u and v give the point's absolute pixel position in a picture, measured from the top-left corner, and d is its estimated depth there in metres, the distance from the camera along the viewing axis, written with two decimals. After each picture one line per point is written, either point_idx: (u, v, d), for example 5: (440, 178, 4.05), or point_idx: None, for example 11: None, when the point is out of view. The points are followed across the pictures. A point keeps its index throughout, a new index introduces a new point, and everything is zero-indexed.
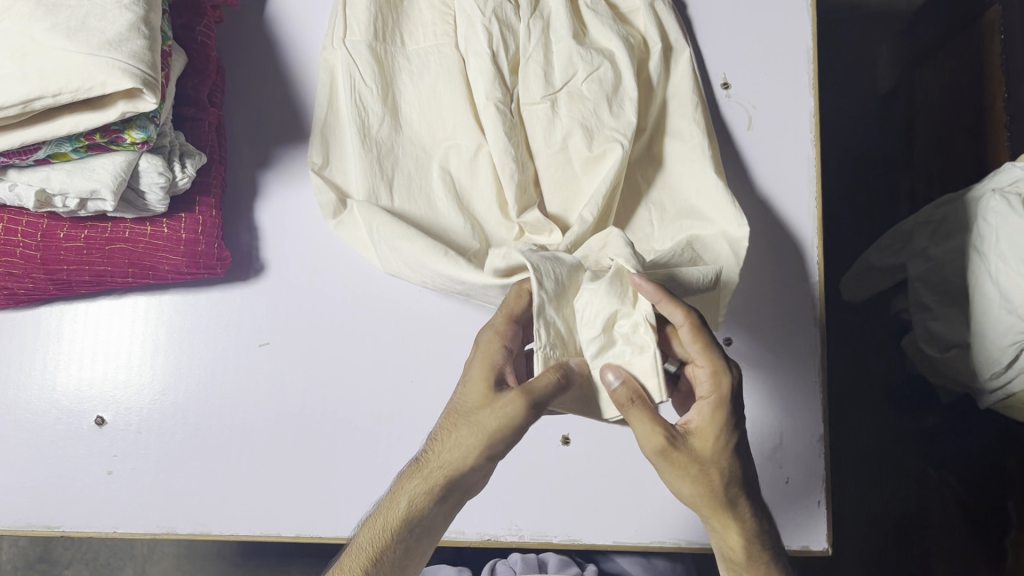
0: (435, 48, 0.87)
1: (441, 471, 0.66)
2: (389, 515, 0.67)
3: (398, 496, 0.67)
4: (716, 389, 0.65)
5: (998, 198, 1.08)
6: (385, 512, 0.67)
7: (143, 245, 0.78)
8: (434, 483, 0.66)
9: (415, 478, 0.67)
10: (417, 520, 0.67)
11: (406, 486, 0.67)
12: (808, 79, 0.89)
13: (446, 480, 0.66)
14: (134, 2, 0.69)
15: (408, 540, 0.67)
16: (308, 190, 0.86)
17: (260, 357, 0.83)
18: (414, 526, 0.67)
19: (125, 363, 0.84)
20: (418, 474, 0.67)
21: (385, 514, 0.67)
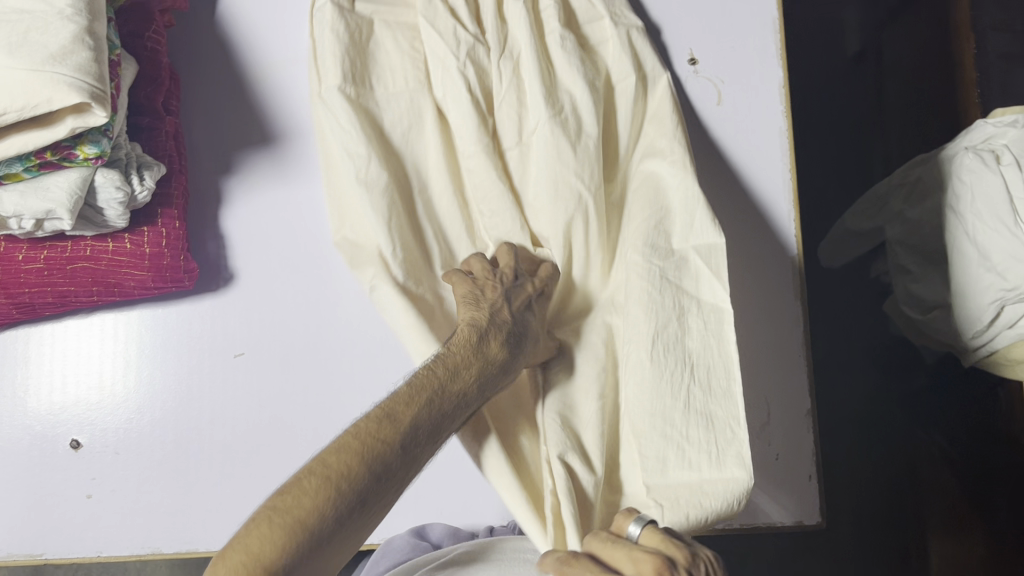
0: (411, 75, 0.82)
1: (443, 368, 0.58)
2: (433, 378, 0.57)
3: (450, 369, 0.58)
4: None
5: (972, 156, 1.08)
6: (437, 375, 0.57)
7: (106, 262, 0.76)
8: (433, 381, 0.57)
9: (463, 355, 0.60)
10: (418, 418, 0.54)
11: (452, 360, 0.59)
12: (775, 49, 0.88)
13: (447, 378, 0.57)
14: (78, 13, 0.67)
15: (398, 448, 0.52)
16: (273, 194, 0.84)
17: (235, 368, 0.81)
18: (413, 427, 0.53)
19: (96, 384, 0.82)
20: (460, 353, 0.60)
21: (435, 375, 0.57)
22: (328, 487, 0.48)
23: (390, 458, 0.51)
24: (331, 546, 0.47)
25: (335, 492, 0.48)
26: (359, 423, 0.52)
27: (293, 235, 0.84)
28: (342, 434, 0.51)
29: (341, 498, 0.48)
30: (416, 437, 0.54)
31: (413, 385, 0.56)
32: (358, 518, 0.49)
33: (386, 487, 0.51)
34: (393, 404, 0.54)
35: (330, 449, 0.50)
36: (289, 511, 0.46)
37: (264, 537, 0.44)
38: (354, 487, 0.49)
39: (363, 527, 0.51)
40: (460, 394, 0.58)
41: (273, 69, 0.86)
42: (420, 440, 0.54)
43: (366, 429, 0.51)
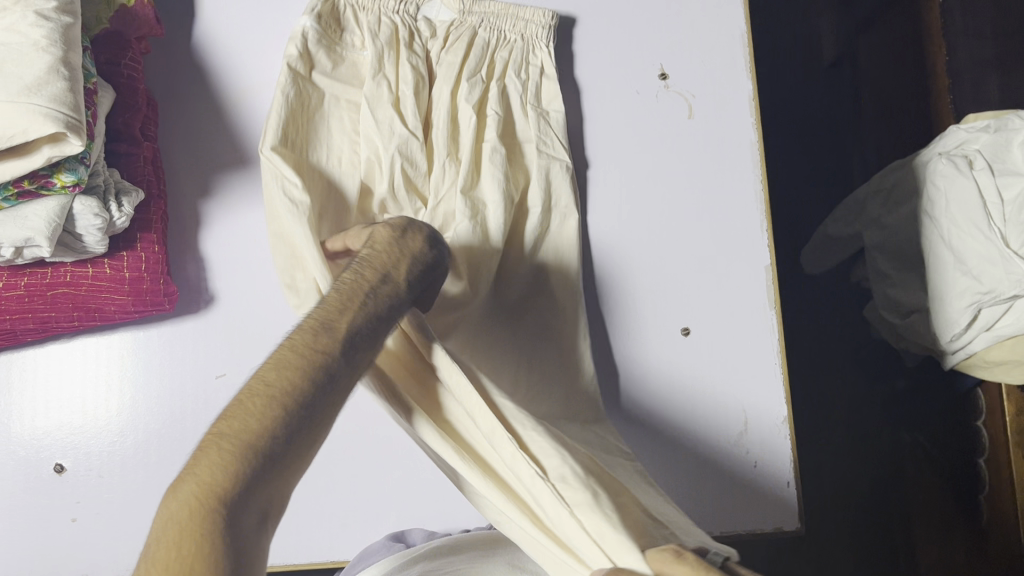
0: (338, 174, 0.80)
1: (369, 269, 0.62)
2: (362, 282, 0.60)
3: (377, 272, 0.62)
4: None
5: (946, 161, 1.09)
6: (365, 279, 0.61)
7: (86, 287, 0.77)
8: (359, 282, 0.60)
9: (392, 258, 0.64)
10: (350, 323, 0.57)
11: (378, 262, 0.63)
12: (744, 63, 0.90)
13: (373, 274, 0.61)
14: (53, 43, 0.68)
15: (334, 355, 0.55)
16: (253, 216, 0.85)
17: (217, 390, 0.82)
18: (349, 334, 0.57)
19: (79, 408, 0.83)
20: (386, 256, 0.64)
21: (362, 279, 0.61)
22: (272, 400, 0.51)
23: (332, 362, 0.55)
24: (290, 453, 0.51)
25: (279, 404, 0.51)
26: (292, 339, 0.55)
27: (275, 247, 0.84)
28: (277, 354, 0.54)
29: (289, 403, 0.51)
30: (354, 334, 0.57)
31: (342, 291, 0.59)
32: (310, 427, 0.52)
33: (334, 384, 0.54)
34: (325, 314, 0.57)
35: (270, 369, 0.53)
36: (238, 431, 0.49)
37: (212, 470, 0.46)
38: (299, 392, 0.52)
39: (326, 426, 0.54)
40: (393, 291, 0.62)
41: (249, 93, 0.87)
42: (359, 336, 0.57)
43: (300, 343, 0.55)
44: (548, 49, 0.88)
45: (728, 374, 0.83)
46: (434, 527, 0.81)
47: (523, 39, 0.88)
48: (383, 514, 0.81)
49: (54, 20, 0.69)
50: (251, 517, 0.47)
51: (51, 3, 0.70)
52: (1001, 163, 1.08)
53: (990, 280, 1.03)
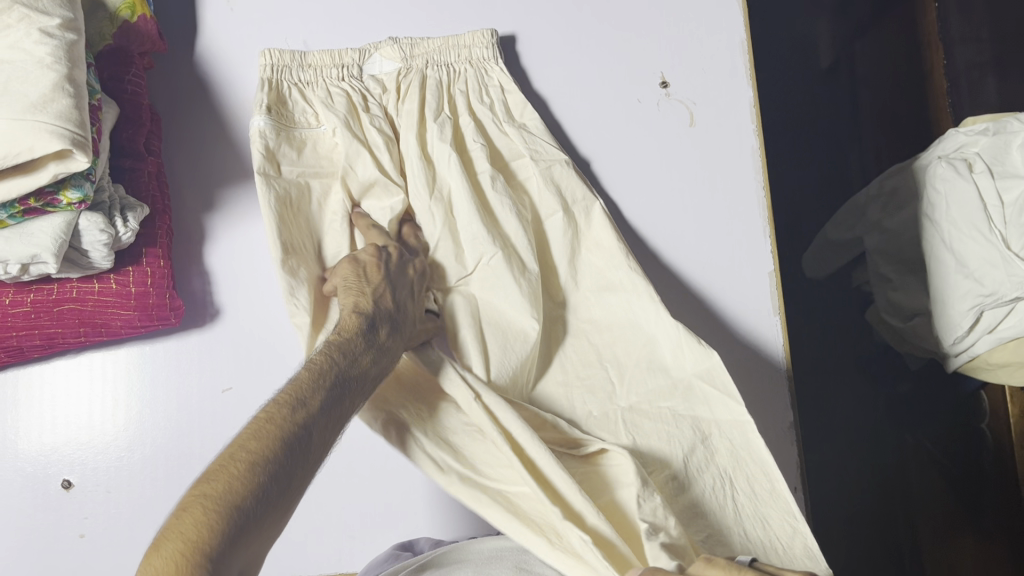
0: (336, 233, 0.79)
1: (339, 345, 0.62)
2: (331, 360, 0.60)
3: (342, 351, 0.61)
4: None
5: (946, 165, 1.09)
6: (329, 358, 0.60)
7: (93, 302, 0.77)
8: (329, 359, 0.60)
9: (357, 332, 0.63)
10: (323, 398, 0.57)
11: (348, 343, 0.62)
12: (745, 70, 0.90)
13: (343, 351, 0.61)
14: (57, 61, 0.68)
15: (311, 426, 0.55)
16: (256, 228, 0.86)
17: (224, 404, 0.82)
18: (323, 408, 0.56)
19: (86, 423, 0.83)
20: (352, 337, 0.63)
21: (327, 356, 0.60)
22: (245, 467, 0.49)
23: (305, 433, 0.54)
24: (267, 513, 0.49)
25: (252, 471, 0.49)
26: (261, 411, 0.54)
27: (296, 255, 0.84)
28: (252, 421, 0.53)
29: (262, 468, 0.50)
30: (323, 407, 0.56)
31: (310, 369, 0.58)
32: (284, 494, 0.51)
33: (306, 449, 0.53)
34: (294, 386, 0.56)
35: (239, 440, 0.51)
36: (212, 495, 0.47)
37: (194, 529, 0.45)
38: (269, 461, 0.51)
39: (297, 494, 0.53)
40: (358, 367, 0.61)
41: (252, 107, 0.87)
42: (328, 410, 0.57)
43: (268, 416, 0.53)
44: (501, 66, 0.86)
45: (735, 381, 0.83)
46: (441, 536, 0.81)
47: (471, 66, 0.86)
48: (392, 524, 0.81)
49: (59, 37, 0.70)
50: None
51: (55, 20, 0.70)
52: (1001, 165, 1.08)
53: (991, 283, 1.03)
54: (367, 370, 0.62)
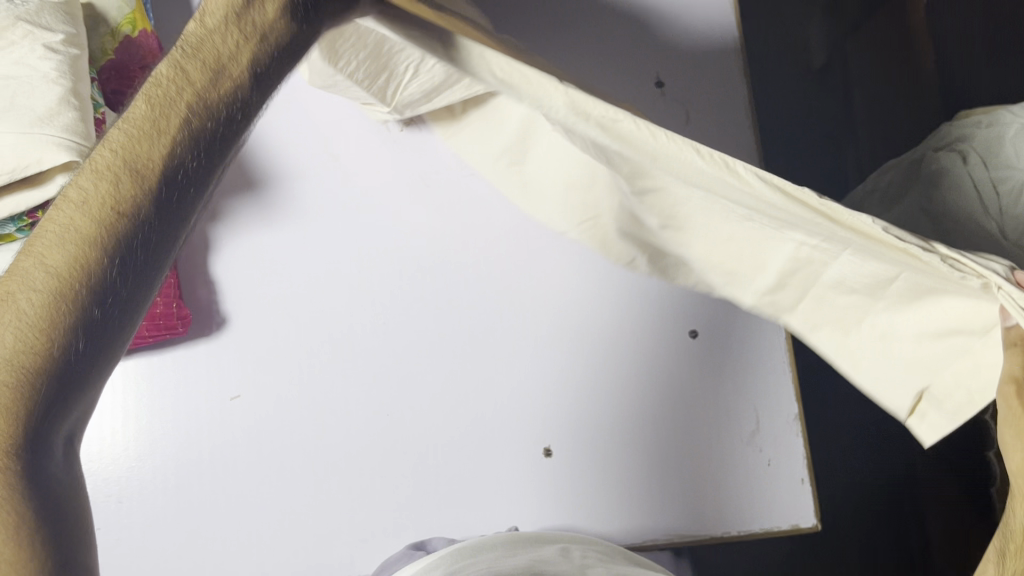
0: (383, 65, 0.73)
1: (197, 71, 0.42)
2: (182, 104, 0.42)
3: (209, 72, 0.43)
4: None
5: (941, 156, 1.11)
6: (187, 100, 0.42)
7: None
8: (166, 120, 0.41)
9: (250, 41, 0.44)
10: (187, 157, 0.41)
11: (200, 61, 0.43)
12: (738, 68, 0.91)
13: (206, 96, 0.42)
14: (62, 75, 0.69)
15: (154, 216, 0.40)
16: (262, 239, 0.88)
17: (232, 412, 0.84)
18: (185, 170, 0.41)
19: (97, 434, 0.84)
20: (224, 39, 0.44)
21: (185, 93, 0.42)
22: (54, 312, 0.37)
23: (151, 222, 0.40)
24: (107, 354, 0.38)
25: (62, 322, 0.37)
26: (57, 224, 0.38)
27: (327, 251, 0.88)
28: (66, 223, 0.38)
29: (67, 339, 0.37)
30: (167, 202, 0.40)
31: (131, 137, 0.41)
32: (126, 314, 0.39)
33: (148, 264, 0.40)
34: (125, 165, 0.40)
35: (25, 271, 0.38)
36: (9, 358, 0.36)
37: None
38: (82, 315, 0.37)
39: (126, 332, 0.40)
40: (228, 105, 0.43)
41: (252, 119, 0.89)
42: (173, 209, 0.41)
43: (74, 240, 0.38)
44: None
45: (737, 373, 0.85)
46: (451, 535, 0.81)
47: None
48: (402, 525, 0.82)
49: (63, 52, 0.71)
50: (54, 457, 0.37)
51: (58, 36, 0.71)
52: (995, 155, 1.08)
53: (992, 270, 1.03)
54: (264, 30, 0.45)
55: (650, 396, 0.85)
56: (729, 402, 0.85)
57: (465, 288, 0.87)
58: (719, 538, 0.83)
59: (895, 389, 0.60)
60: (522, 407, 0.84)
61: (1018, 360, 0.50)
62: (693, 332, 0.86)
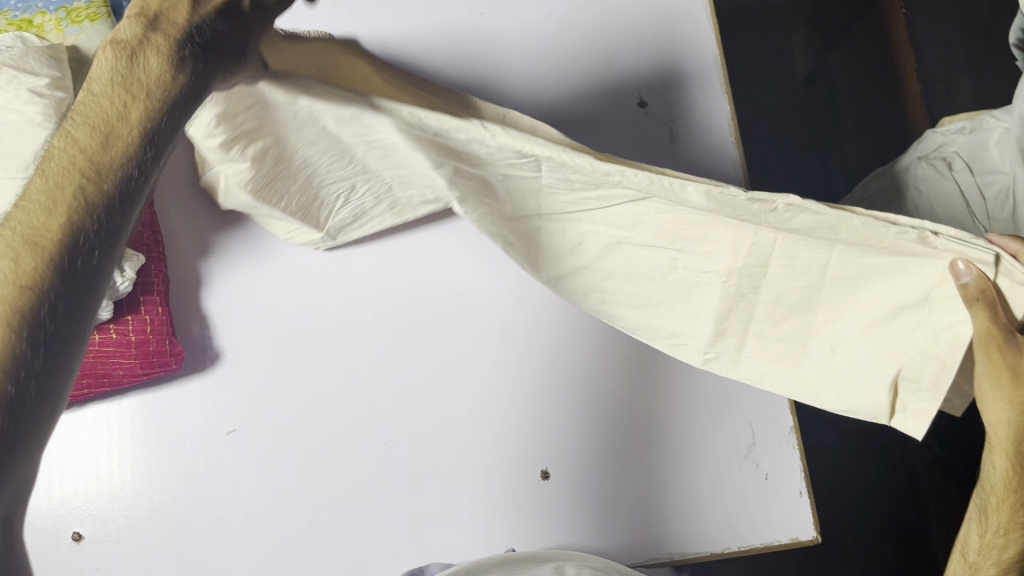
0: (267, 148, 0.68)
1: (84, 148, 0.37)
2: (75, 175, 0.36)
3: (99, 134, 0.38)
4: None
5: (925, 165, 1.11)
6: (81, 166, 0.37)
7: (93, 354, 0.78)
8: (65, 199, 0.36)
9: (146, 96, 0.39)
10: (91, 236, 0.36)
11: (85, 136, 0.37)
12: (720, 85, 0.92)
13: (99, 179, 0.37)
14: (48, 118, 0.70)
15: (64, 300, 0.34)
16: (253, 271, 0.88)
17: (228, 446, 0.84)
18: (90, 250, 0.36)
19: (93, 475, 0.83)
20: (113, 99, 0.39)
21: (76, 166, 0.37)
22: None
23: (57, 306, 0.34)
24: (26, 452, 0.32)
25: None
26: None
27: (319, 282, 0.89)
28: None
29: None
30: (76, 270, 0.35)
31: (39, 208, 0.35)
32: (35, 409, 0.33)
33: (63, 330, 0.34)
34: (24, 238, 0.34)
35: None
36: None
37: None
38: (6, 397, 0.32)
39: (49, 420, 0.34)
40: (122, 175, 0.38)
41: None
42: (86, 278, 0.36)
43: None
44: None
45: (731, 389, 0.86)
46: (448, 561, 0.81)
47: None
48: (401, 554, 0.81)
49: (48, 95, 0.71)
50: None
51: (44, 80, 0.72)
52: (980, 163, 1.10)
53: None
54: (152, 84, 0.40)
55: (644, 415, 0.85)
56: (723, 417, 0.85)
57: (458, 303, 0.88)
58: (718, 555, 0.82)
59: (864, 394, 0.57)
60: (519, 429, 0.84)
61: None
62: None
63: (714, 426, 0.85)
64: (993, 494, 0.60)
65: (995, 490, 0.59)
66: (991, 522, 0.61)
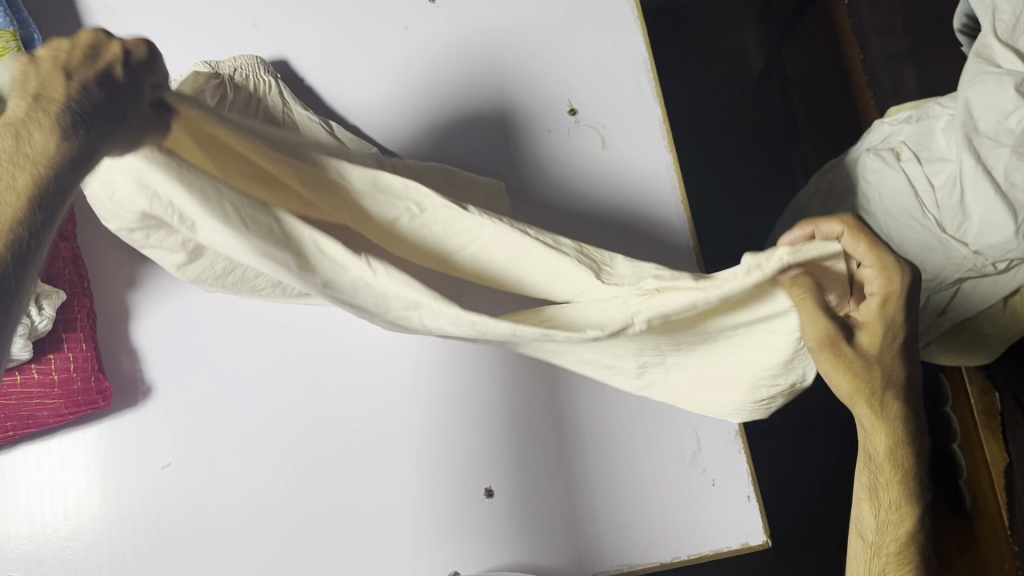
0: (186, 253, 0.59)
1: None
2: None
3: None
4: (889, 287, 0.58)
5: (873, 157, 1.08)
6: None
7: (15, 396, 0.75)
8: None
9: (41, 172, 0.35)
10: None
11: None
12: (650, 89, 0.92)
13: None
14: None
15: None
16: (181, 300, 0.87)
17: (164, 481, 0.82)
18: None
19: (26, 517, 0.82)
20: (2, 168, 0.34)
21: None
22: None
23: None
24: None
25: None
26: None
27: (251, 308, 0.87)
28: None
29: None
30: None
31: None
32: None
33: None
34: None
35: None
36: None
37: None
38: None
39: None
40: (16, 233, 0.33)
41: None
42: None
43: None
44: (266, 76, 0.85)
45: None
46: None
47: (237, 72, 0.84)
48: None
49: None
50: None
51: None
52: (927, 151, 1.07)
53: (932, 267, 1.02)
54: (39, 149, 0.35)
55: (588, 426, 0.85)
56: (667, 424, 0.85)
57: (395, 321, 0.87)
58: (668, 564, 0.82)
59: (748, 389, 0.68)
60: (463, 449, 0.84)
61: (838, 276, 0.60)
62: None
63: (659, 434, 0.85)
64: (880, 473, 0.67)
65: (880, 468, 0.67)
66: (881, 500, 0.68)
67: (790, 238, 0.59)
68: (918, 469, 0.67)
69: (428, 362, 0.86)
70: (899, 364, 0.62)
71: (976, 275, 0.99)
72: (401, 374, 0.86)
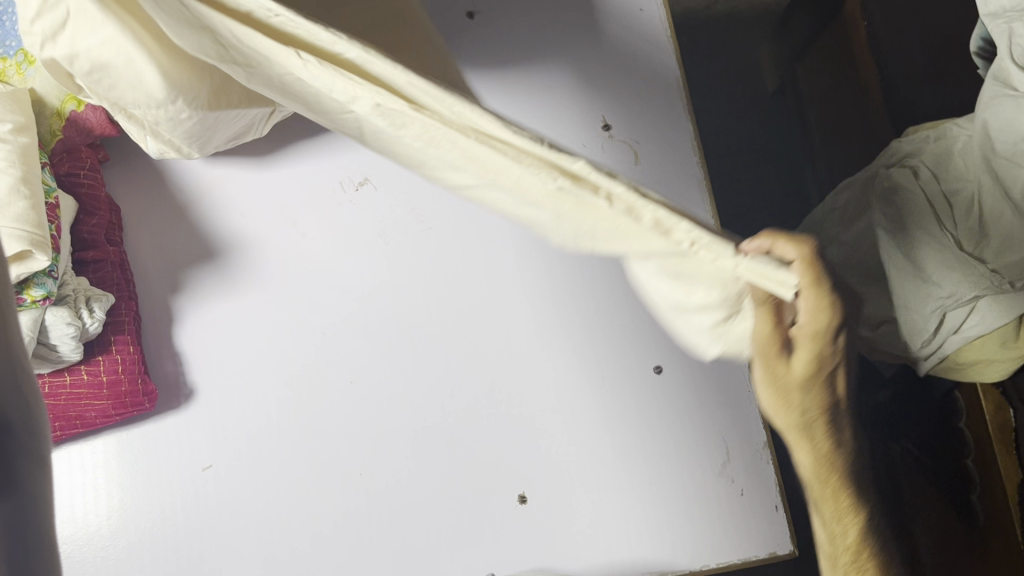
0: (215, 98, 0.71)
1: None
2: None
3: None
4: (823, 304, 0.55)
5: (893, 173, 1.10)
6: None
7: (65, 396, 0.78)
8: None
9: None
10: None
11: None
12: (682, 106, 0.94)
13: None
14: (12, 166, 0.71)
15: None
16: (220, 307, 0.88)
17: (204, 482, 0.84)
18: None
19: (70, 516, 0.83)
20: None
21: None
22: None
23: None
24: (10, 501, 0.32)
25: None
26: None
27: (301, 286, 0.89)
28: None
29: None
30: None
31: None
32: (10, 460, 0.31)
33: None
34: None
35: None
36: None
37: None
38: None
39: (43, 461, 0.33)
40: None
41: (210, 188, 0.91)
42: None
43: None
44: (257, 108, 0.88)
45: (705, 408, 0.86)
46: None
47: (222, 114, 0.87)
48: None
49: (11, 141, 0.72)
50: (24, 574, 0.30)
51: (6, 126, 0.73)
52: (944, 172, 1.06)
53: (950, 284, 1.01)
54: None
55: (620, 437, 0.85)
56: (697, 436, 0.86)
57: (430, 331, 0.88)
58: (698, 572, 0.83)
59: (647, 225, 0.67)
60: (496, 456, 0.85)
61: (766, 323, 0.57)
62: (659, 367, 0.87)
63: (691, 446, 0.86)
64: (832, 503, 0.64)
65: (818, 493, 0.64)
66: (841, 521, 0.65)
67: (747, 248, 0.54)
68: (860, 487, 0.65)
69: (469, 370, 0.87)
70: (831, 399, 0.61)
71: (995, 292, 0.99)
72: (441, 381, 0.87)
